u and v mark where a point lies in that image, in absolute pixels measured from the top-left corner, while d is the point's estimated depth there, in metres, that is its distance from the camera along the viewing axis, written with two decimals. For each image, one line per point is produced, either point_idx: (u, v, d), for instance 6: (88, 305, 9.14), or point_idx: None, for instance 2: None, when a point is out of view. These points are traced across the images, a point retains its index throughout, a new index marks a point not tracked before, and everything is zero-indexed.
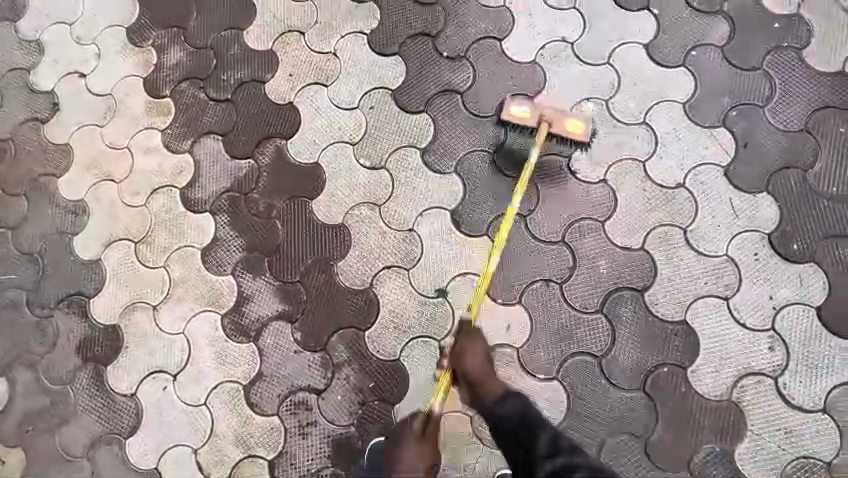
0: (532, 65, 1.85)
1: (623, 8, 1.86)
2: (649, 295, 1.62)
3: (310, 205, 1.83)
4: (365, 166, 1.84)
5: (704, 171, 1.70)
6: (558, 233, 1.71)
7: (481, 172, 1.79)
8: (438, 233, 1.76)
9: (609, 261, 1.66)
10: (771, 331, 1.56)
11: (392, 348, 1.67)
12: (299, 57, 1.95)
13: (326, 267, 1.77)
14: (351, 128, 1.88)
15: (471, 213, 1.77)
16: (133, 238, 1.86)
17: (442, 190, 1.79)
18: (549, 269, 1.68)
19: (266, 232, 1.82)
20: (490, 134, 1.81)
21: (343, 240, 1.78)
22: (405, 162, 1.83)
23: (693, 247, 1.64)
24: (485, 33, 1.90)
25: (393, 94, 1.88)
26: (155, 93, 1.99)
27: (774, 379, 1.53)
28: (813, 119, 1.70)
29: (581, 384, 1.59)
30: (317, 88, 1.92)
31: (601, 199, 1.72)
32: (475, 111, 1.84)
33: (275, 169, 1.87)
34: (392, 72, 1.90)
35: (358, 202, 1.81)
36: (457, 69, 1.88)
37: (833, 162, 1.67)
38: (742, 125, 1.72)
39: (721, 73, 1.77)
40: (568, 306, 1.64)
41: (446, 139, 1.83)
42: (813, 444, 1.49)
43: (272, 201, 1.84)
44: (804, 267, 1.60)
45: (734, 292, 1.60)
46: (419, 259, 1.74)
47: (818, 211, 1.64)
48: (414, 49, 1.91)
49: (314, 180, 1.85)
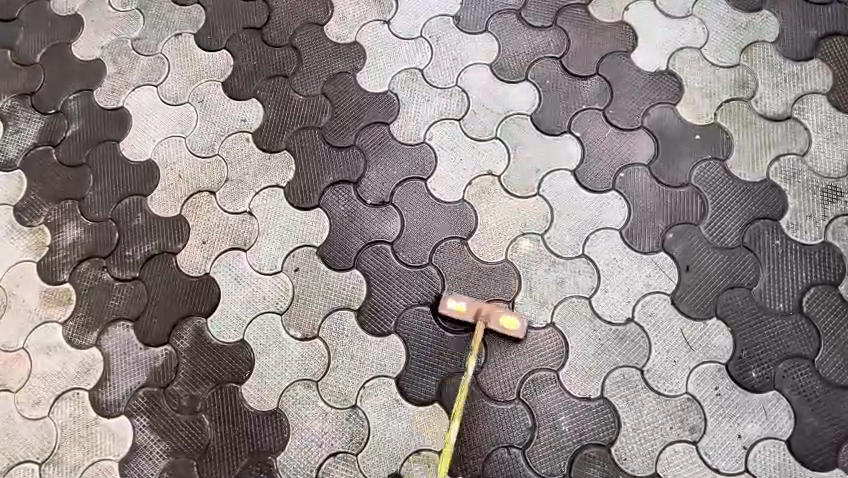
0: (461, 203, 1.76)
1: (545, 133, 1.80)
2: (616, 450, 1.52)
3: (240, 391, 1.64)
4: (297, 337, 1.68)
5: (652, 301, 1.63)
6: (512, 389, 1.58)
7: (423, 328, 1.66)
8: (385, 407, 1.60)
9: (570, 416, 1.55)
10: (745, 472, 1.48)
11: None
12: (212, 221, 1.79)
13: (265, 463, 1.58)
14: (277, 295, 1.71)
15: (417, 378, 1.62)
16: (37, 459, 1.62)
17: (384, 355, 1.65)
18: (509, 434, 1.55)
19: (193, 430, 1.62)
20: (427, 284, 1.69)
21: (280, 428, 1.60)
22: (339, 327, 1.67)
23: (652, 388, 1.56)
24: (409, 173, 1.79)
25: (318, 252, 1.74)
26: (51, 279, 1.77)
27: None
28: (749, 232, 1.67)
29: None
30: (236, 254, 1.76)
31: (551, 346, 1.61)
32: (408, 261, 1.71)
33: (196, 353, 1.68)
34: (315, 227, 1.76)
35: (293, 380, 1.64)
36: (383, 216, 1.76)
37: (775, 276, 1.63)
38: (681, 246, 1.67)
39: (652, 193, 1.72)
40: (535, 474, 1.52)
41: (381, 296, 1.69)
42: None
43: (197, 392, 1.65)
44: (767, 396, 1.53)
45: (702, 435, 1.52)
46: (367, 440, 1.58)
47: (771, 331, 1.58)
48: (336, 198, 1.79)
49: (242, 360, 1.67)
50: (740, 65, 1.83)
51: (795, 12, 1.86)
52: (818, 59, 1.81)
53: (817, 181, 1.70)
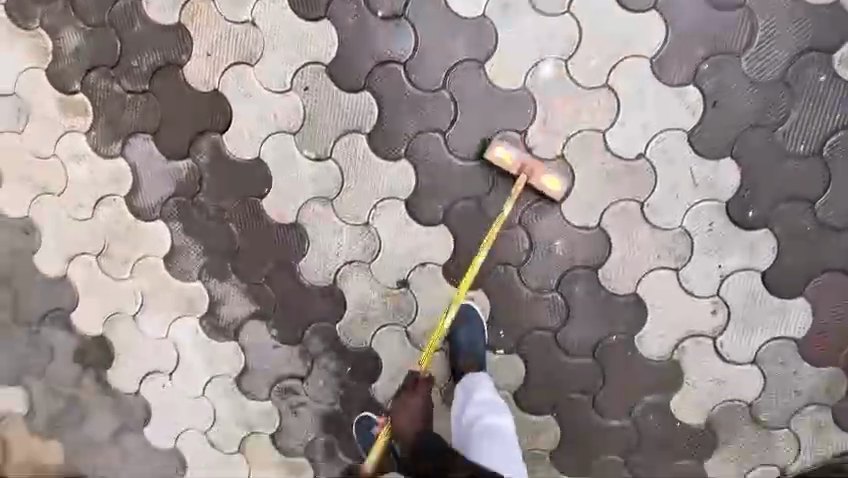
0: (481, 20, 1.60)
1: None
2: (603, 271, 1.67)
3: (261, 204, 1.77)
4: (310, 157, 1.73)
5: (667, 138, 1.59)
6: (513, 215, 1.68)
7: (432, 155, 1.68)
8: (394, 225, 1.72)
9: (565, 241, 1.67)
10: (715, 295, 1.65)
11: (363, 337, 1.79)
12: (215, 31, 1.69)
13: (288, 266, 1.79)
14: (288, 115, 1.71)
15: (424, 201, 1.70)
16: (92, 253, 1.86)
17: (393, 179, 1.70)
18: (506, 253, 1.70)
19: (223, 235, 1.80)
20: (438, 110, 1.65)
21: (300, 238, 1.77)
22: (351, 150, 1.71)
23: (647, 221, 1.63)
24: None
25: (327, 70, 1.67)
26: (63, 88, 1.77)
27: (713, 339, 1.66)
28: (792, 66, 1.53)
29: (538, 355, 1.73)
30: (243, 70, 1.71)
31: (557, 177, 1.64)
32: (420, 84, 1.65)
33: (216, 168, 1.77)
34: (322, 42, 1.66)
35: (309, 197, 1.75)
36: (396, 33, 1.64)
37: (805, 116, 1.55)
38: (713, 79, 1.55)
39: (697, 15, 1.53)
40: (526, 287, 1.70)
41: (392, 121, 1.67)
42: (742, 389, 1.66)
43: (222, 203, 1.78)
44: (757, 234, 1.60)
45: (685, 264, 1.64)
46: (378, 252, 1.74)
47: (782, 173, 1.57)
48: (345, 10, 1.64)
49: (260, 176, 1.76)
50: None
51: None
52: None
53: None
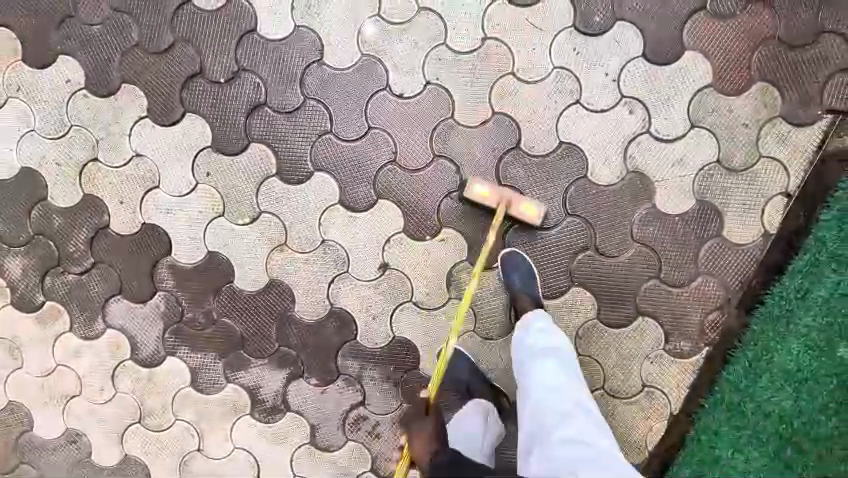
0: (298, 31, 1.81)
1: None
2: (525, 144, 1.77)
3: (236, 286, 1.90)
4: (247, 222, 1.88)
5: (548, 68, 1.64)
6: (427, 153, 1.80)
7: (333, 153, 1.83)
8: (344, 227, 1.85)
9: (481, 143, 1.78)
10: (624, 99, 1.74)
11: (385, 333, 1.86)
12: (115, 182, 1.89)
13: (288, 320, 1.89)
14: (208, 203, 1.88)
15: (353, 192, 1.84)
16: (135, 420, 1.97)
17: (318, 193, 1.84)
18: (443, 186, 1.81)
19: (224, 333, 1.92)
20: (313, 118, 1.83)
21: (282, 290, 1.88)
22: (272, 194, 1.86)
23: (527, 82, 1.76)
24: (239, 34, 1.82)
25: (214, 148, 1.86)
26: (35, 306, 1.96)
27: (649, 132, 1.74)
28: None
29: (526, 245, 1.80)
30: (153, 194, 1.88)
31: (436, 101, 1.79)
32: (286, 109, 1.83)
33: (183, 282, 1.91)
34: (197, 131, 1.86)
35: (268, 252, 1.88)
36: (243, 86, 1.84)
37: None
38: None
39: None
40: (477, 199, 1.80)
41: (285, 151, 1.84)
42: (702, 153, 1.73)
43: (206, 307, 1.91)
44: (615, 30, 1.73)
45: (580, 92, 1.75)
46: (348, 257, 1.85)
47: None
48: (197, 97, 1.85)
49: (220, 265, 1.90)
50: None
51: None
52: None
53: None
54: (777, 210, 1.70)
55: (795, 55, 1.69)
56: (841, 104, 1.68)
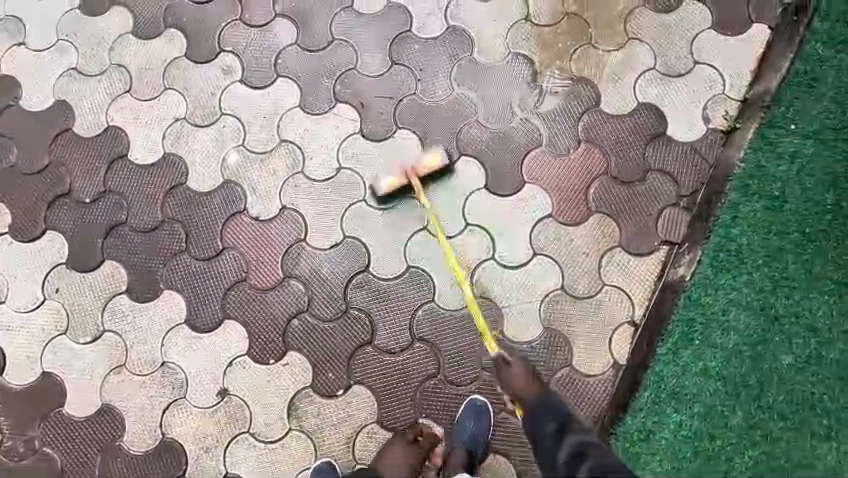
0: (166, 157, 1.91)
1: (201, 62, 1.96)
2: (374, 267, 1.79)
3: (64, 411, 1.76)
4: (88, 340, 1.80)
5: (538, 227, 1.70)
6: (278, 273, 1.81)
7: (184, 271, 1.82)
8: (187, 347, 1.77)
9: (330, 265, 1.80)
10: (468, 226, 1.79)
11: (216, 469, 1.69)
12: None
13: (115, 451, 1.72)
14: (52, 319, 1.82)
15: (200, 311, 1.79)
16: None
17: (165, 310, 1.80)
18: (291, 307, 1.78)
19: (41, 466, 1.73)
20: (170, 237, 1.85)
21: (113, 416, 1.74)
22: (119, 311, 1.81)
23: (377, 208, 1.83)
24: (110, 157, 1.92)
25: (68, 264, 1.85)
26: None
27: (493, 258, 1.76)
28: (394, 51, 1.93)
29: (372, 373, 1.71)
30: None
31: (290, 223, 1.84)
32: (145, 227, 1.87)
33: (9, 405, 1.77)
34: (54, 247, 1.87)
35: (104, 374, 1.77)
36: (107, 205, 1.89)
37: (427, 74, 1.91)
38: (350, 91, 1.91)
39: (308, 62, 1.94)
40: (324, 322, 1.76)
41: (138, 268, 1.84)
42: (545, 281, 1.73)
43: (28, 434, 1.75)
44: (459, 163, 1.84)
45: (427, 218, 1.80)
46: (186, 381, 1.75)
47: (441, 115, 1.88)
48: (61, 214, 1.89)
49: (50, 387, 1.77)
50: None
51: None
52: None
53: None
54: (624, 341, 1.65)
55: (626, 189, 1.77)
56: (676, 235, 1.71)
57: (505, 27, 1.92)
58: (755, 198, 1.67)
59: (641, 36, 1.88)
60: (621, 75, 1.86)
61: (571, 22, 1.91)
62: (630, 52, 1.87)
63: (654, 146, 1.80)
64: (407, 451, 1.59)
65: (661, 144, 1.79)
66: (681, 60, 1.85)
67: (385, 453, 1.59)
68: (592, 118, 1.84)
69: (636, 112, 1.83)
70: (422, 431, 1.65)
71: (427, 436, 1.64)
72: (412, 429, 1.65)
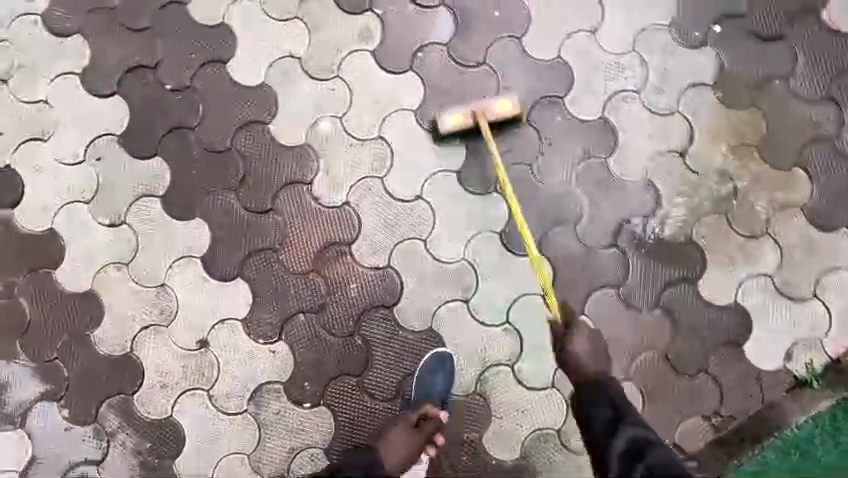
0: (261, 87, 1.75)
1: (345, 9, 1.75)
2: (398, 310, 1.72)
3: (53, 276, 1.73)
4: (104, 224, 1.74)
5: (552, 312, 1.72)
6: (309, 264, 1.73)
7: (224, 211, 1.73)
8: (190, 284, 1.72)
9: (360, 283, 1.73)
10: (506, 323, 1.72)
11: (163, 406, 1.70)
12: (9, 111, 1.76)
13: (81, 338, 1.72)
14: (81, 185, 1.74)
15: (219, 258, 1.72)
16: None
17: (189, 238, 1.73)
18: (304, 301, 1.72)
19: (10, 313, 1.72)
20: (227, 170, 1.74)
21: (94, 307, 1.72)
22: (145, 214, 1.74)
23: (433, 256, 1.72)
24: (208, 56, 1.76)
25: (120, 140, 1.75)
26: None
27: (511, 367, 1.71)
28: (536, 110, 1.73)
29: (345, 403, 1.70)
30: (35, 145, 1.75)
31: (344, 222, 1.73)
32: (208, 146, 1.74)
33: (6, 242, 1.73)
34: (115, 115, 1.75)
35: (104, 263, 1.73)
36: (184, 103, 1.75)
37: (554, 153, 1.73)
38: (471, 126, 1.73)
39: (447, 73, 1.74)
40: (326, 333, 1.72)
41: (183, 183, 1.74)
42: (544, 415, 1.69)
43: (11, 278, 1.73)
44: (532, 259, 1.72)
45: (473, 294, 1.72)
46: (176, 314, 1.72)
47: (543, 202, 1.73)
48: (136, 86, 1.76)
49: (51, 247, 1.73)
50: None
51: None
52: None
53: (603, 57, 1.74)
54: None
55: (671, 376, 1.68)
56: (688, 446, 1.66)
57: (656, 151, 1.73)
58: (786, 468, 1.64)
59: (778, 237, 1.71)
60: (735, 266, 1.71)
61: (722, 183, 1.73)
62: (757, 248, 1.72)
63: (722, 351, 1.68)
64: (411, 435, 1.58)
65: (730, 353, 1.68)
66: (800, 284, 1.70)
67: (388, 440, 1.57)
68: (682, 290, 1.71)
69: (727, 308, 1.70)
70: (426, 415, 1.60)
71: (431, 421, 1.60)
72: (415, 414, 1.60)
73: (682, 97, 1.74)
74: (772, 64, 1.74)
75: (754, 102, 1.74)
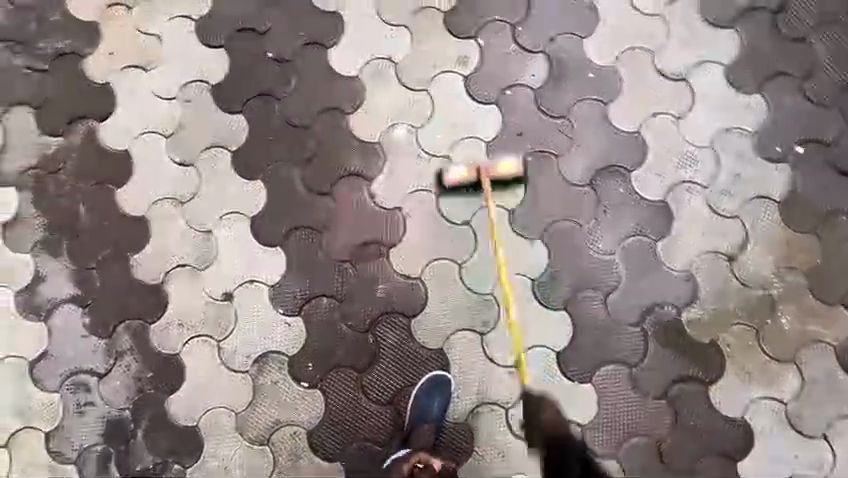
0: (353, 79, 1.84)
1: (451, 31, 1.83)
2: (415, 322, 1.77)
3: (115, 194, 1.84)
4: (175, 161, 1.84)
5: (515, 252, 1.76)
6: (346, 253, 1.79)
7: (284, 182, 1.82)
8: (233, 239, 1.81)
9: (387, 286, 1.78)
10: (513, 367, 1.74)
11: (174, 343, 1.78)
12: (124, 36, 1.89)
13: (121, 258, 1.82)
14: (165, 120, 1.86)
15: (267, 223, 1.81)
16: None
17: (245, 197, 1.82)
18: (331, 286, 1.79)
19: (68, 216, 1.83)
20: (299, 146, 1.83)
21: (142, 233, 1.82)
22: (214, 163, 1.83)
23: (463, 283, 1.77)
24: (314, 38, 1.86)
25: (212, 90, 1.86)
26: None
27: (505, 409, 1.73)
28: (602, 175, 1.77)
29: (340, 393, 1.75)
30: (137, 72, 1.88)
31: (390, 225, 1.80)
32: (289, 119, 1.84)
33: (84, 151, 1.85)
34: (215, 66, 1.87)
35: (163, 196, 1.83)
36: (279, 73, 1.85)
37: (606, 221, 1.76)
38: (535, 172, 1.78)
39: (528, 116, 1.80)
40: (342, 322, 1.78)
41: (256, 145, 1.83)
42: (523, 465, 1.71)
43: (78, 184, 1.84)
44: (555, 315, 1.75)
45: (489, 330, 1.75)
46: (212, 262, 1.80)
47: (582, 263, 1.76)
48: (241, 46, 1.87)
49: (122, 167, 1.84)
50: (660, 16, 1.82)
51: None
52: (735, 30, 1.80)
53: (680, 145, 1.78)
54: None
55: (658, 468, 1.68)
56: None
57: (706, 248, 1.75)
58: None
59: (804, 367, 1.70)
60: (752, 382, 1.70)
61: (762, 298, 1.73)
62: (778, 372, 1.70)
63: (716, 461, 1.67)
64: None
65: (722, 465, 1.67)
66: (812, 420, 1.68)
67: None
68: (693, 389, 1.71)
69: (733, 421, 1.69)
70: (419, 462, 1.61)
71: (425, 469, 1.60)
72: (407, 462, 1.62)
73: (746, 204, 1.75)
74: (845, 199, 1.74)
75: (817, 230, 1.74)
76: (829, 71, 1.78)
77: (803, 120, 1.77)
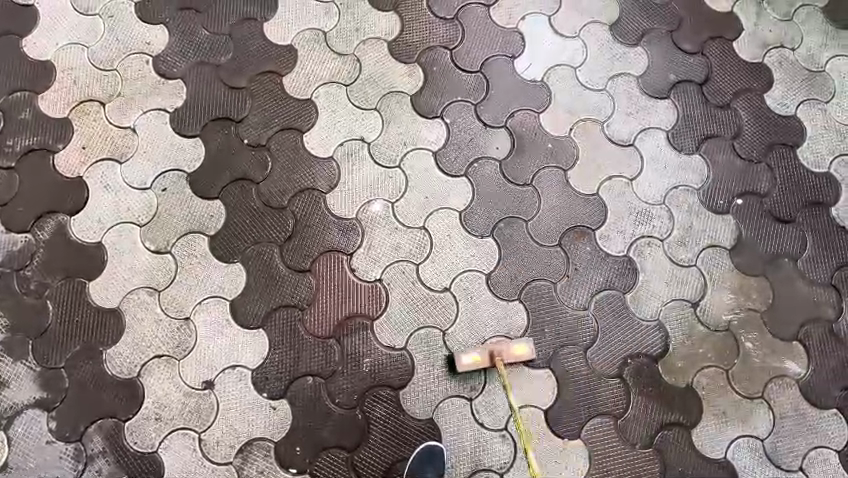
0: (328, 160, 1.93)
1: (419, 113, 1.98)
2: (404, 393, 1.76)
3: (86, 287, 1.79)
4: (150, 249, 1.83)
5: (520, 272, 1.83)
6: (330, 329, 1.80)
7: (264, 262, 1.84)
8: (213, 323, 1.78)
9: (373, 359, 1.78)
10: (504, 429, 1.75)
11: (150, 440, 1.69)
12: (97, 130, 1.92)
13: (92, 353, 1.74)
14: (140, 209, 1.86)
15: (248, 305, 1.80)
16: None
17: (224, 279, 1.82)
18: (316, 364, 1.77)
19: (33, 313, 1.76)
20: (278, 226, 1.87)
21: (115, 325, 1.77)
22: (191, 248, 1.84)
23: (448, 349, 1.80)
24: (289, 123, 1.95)
25: (189, 177, 1.90)
26: None
27: (500, 475, 1.72)
28: (569, 235, 1.89)
29: (331, 476, 1.69)
30: (110, 164, 1.90)
31: (373, 297, 1.83)
32: (267, 200, 1.88)
33: (53, 245, 1.82)
34: (191, 154, 1.92)
35: (138, 285, 1.80)
36: (256, 158, 1.92)
37: (576, 277, 1.87)
38: (507, 236, 1.89)
39: (496, 185, 1.92)
40: (329, 401, 1.75)
41: (234, 227, 1.86)
42: None
43: (46, 280, 1.79)
44: (539, 373, 1.79)
45: (478, 394, 1.77)
46: (191, 350, 1.76)
47: (560, 320, 1.83)
48: (217, 134, 1.94)
49: (94, 259, 1.81)
50: (604, 91, 2.04)
51: (663, 54, 2.09)
52: (670, 100, 2.04)
53: (635, 203, 1.94)
54: None
55: None
56: None
57: (671, 297, 1.87)
58: None
59: (774, 402, 1.79)
60: (730, 423, 1.77)
61: (727, 339, 1.84)
62: (752, 409, 1.79)
63: None
64: None
65: None
66: (789, 453, 1.76)
67: None
68: (676, 435, 1.76)
69: (717, 463, 1.74)
70: None
71: None
72: None
73: (700, 253, 1.91)
74: (784, 243, 1.92)
75: (764, 272, 1.90)
76: (754, 132, 2.02)
77: (737, 174, 1.98)
